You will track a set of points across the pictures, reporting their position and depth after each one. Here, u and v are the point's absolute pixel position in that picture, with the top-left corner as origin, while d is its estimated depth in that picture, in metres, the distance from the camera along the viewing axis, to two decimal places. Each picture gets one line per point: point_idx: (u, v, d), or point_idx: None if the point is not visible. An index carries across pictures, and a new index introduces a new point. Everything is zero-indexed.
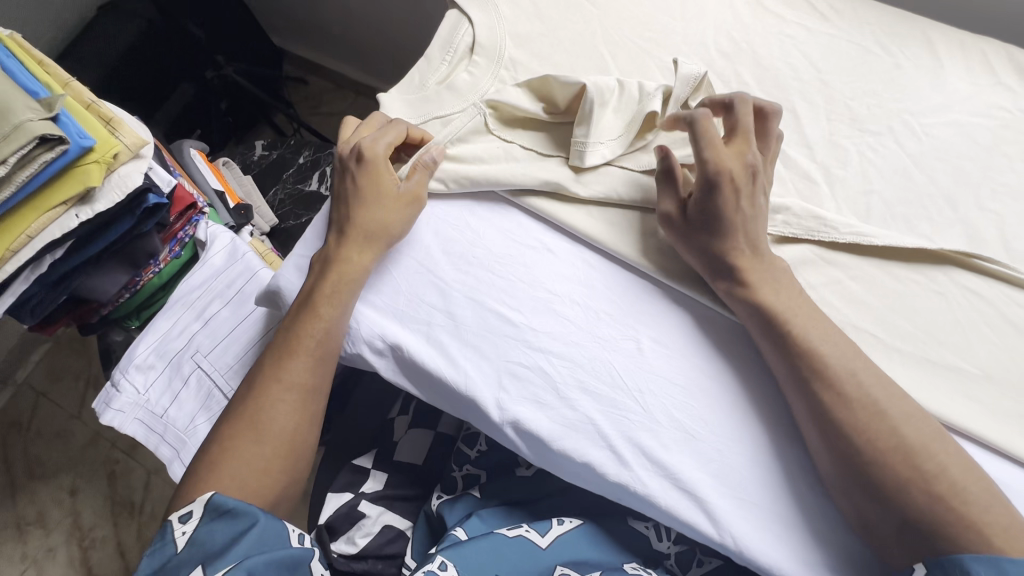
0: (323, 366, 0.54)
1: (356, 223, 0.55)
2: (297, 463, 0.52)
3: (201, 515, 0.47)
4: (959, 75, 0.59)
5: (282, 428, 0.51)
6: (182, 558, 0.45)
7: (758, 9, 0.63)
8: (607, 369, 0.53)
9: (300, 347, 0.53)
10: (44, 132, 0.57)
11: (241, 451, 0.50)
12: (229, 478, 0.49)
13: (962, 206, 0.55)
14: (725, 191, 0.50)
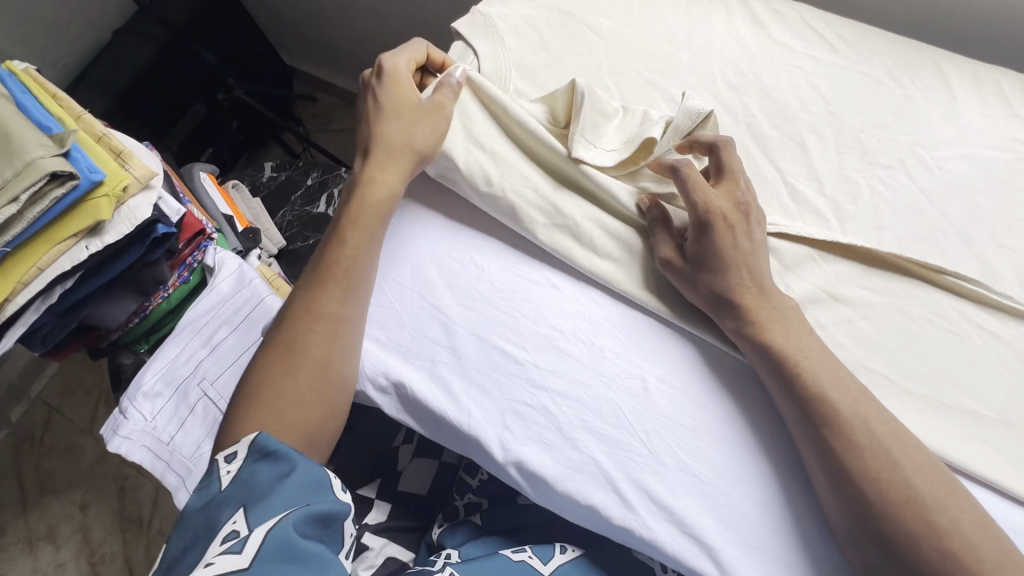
0: (356, 291, 0.54)
1: (378, 136, 0.57)
2: (333, 387, 0.52)
3: (247, 456, 0.47)
4: (972, 107, 0.58)
5: (318, 356, 0.52)
6: (225, 497, 0.45)
7: (766, 40, 0.63)
8: (611, 409, 0.52)
9: (330, 274, 0.54)
10: (55, 169, 0.58)
11: (281, 384, 0.51)
12: (272, 410, 0.50)
13: (976, 242, 0.53)
14: (720, 229, 0.51)
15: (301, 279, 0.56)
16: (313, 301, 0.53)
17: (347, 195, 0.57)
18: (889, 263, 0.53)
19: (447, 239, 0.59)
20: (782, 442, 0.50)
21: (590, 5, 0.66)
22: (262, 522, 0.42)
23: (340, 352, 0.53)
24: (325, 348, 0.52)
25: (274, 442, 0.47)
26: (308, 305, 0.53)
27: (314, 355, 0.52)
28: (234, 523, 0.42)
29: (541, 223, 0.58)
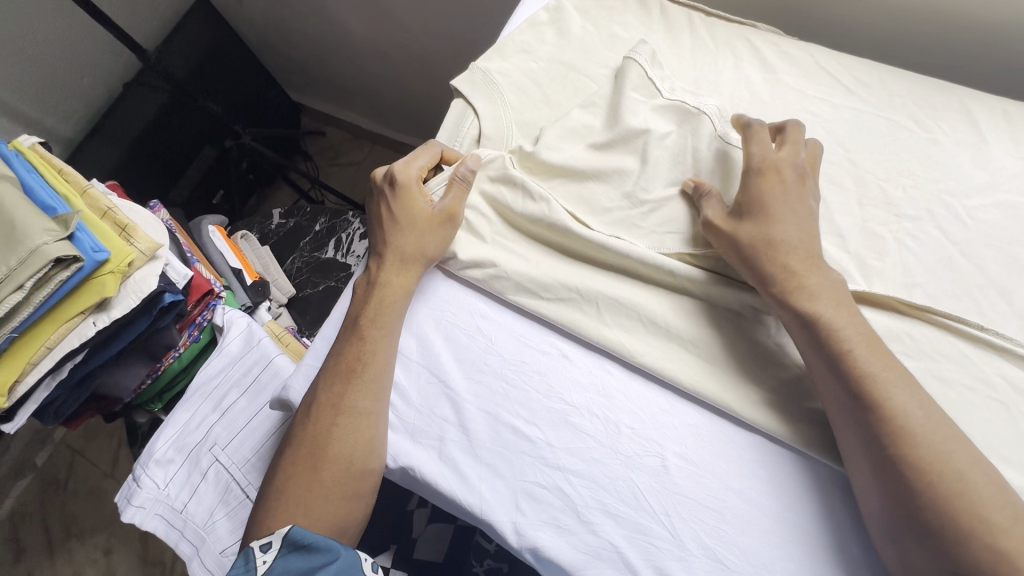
0: (379, 387, 0.53)
1: (392, 246, 0.57)
2: (362, 486, 0.51)
3: (281, 546, 0.47)
4: (1005, 148, 0.54)
5: (345, 451, 0.51)
6: None
7: (777, 85, 0.60)
8: (630, 490, 0.49)
9: (351, 366, 0.53)
10: (59, 255, 0.58)
11: (309, 480, 0.51)
12: (303, 505, 0.50)
13: (1018, 298, 0.50)
14: (771, 179, 0.51)
15: (323, 368, 0.55)
16: (336, 396, 0.52)
17: (362, 292, 0.57)
18: (921, 323, 0.50)
19: (454, 316, 0.57)
20: (814, 519, 0.47)
21: (591, 55, 0.64)
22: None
23: (367, 444, 0.51)
24: (350, 443, 0.51)
25: (309, 535, 0.46)
26: (331, 402, 0.53)
27: (339, 452, 0.51)
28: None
29: (547, 292, 0.56)
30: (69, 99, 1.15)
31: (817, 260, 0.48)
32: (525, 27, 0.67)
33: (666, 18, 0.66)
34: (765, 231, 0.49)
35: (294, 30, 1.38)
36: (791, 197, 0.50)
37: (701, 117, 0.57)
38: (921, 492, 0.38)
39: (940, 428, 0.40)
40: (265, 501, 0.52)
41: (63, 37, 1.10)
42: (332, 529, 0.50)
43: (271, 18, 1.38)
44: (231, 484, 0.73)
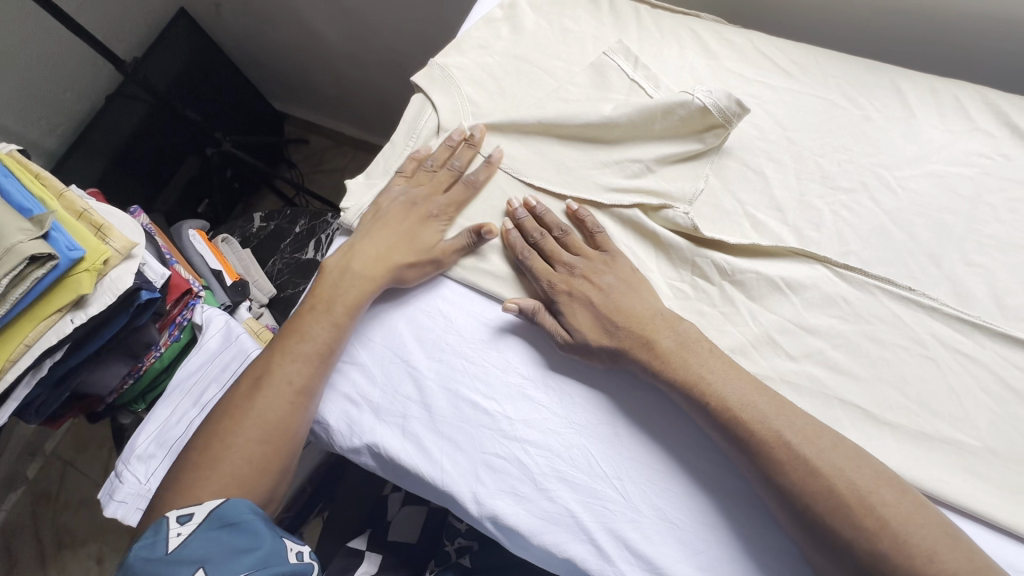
0: (318, 373, 0.55)
1: (374, 255, 0.58)
2: (284, 464, 0.52)
3: (202, 519, 0.46)
4: (933, 122, 0.57)
5: (270, 422, 0.52)
6: (172, 557, 0.43)
7: (719, 71, 0.63)
8: (585, 458, 0.52)
9: (312, 347, 0.55)
10: (34, 253, 0.60)
11: (232, 450, 0.50)
12: (227, 471, 0.49)
13: (946, 262, 0.52)
14: (563, 298, 0.55)
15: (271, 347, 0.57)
16: (297, 378, 0.54)
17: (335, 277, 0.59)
18: (857, 288, 0.52)
19: (415, 308, 0.59)
20: None
21: (545, 49, 0.67)
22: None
23: (297, 423, 0.53)
24: (278, 415, 0.53)
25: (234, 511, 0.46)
26: (283, 377, 0.54)
27: (263, 418, 0.52)
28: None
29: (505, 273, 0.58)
30: (52, 112, 1.18)
31: (666, 318, 0.52)
32: (481, 24, 0.70)
33: (615, 11, 0.69)
34: (601, 327, 0.53)
35: (272, 40, 1.42)
36: (598, 296, 0.54)
37: (685, 96, 0.56)
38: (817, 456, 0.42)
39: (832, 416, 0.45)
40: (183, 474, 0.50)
41: (44, 52, 1.13)
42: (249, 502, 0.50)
43: (250, 29, 1.41)
44: None
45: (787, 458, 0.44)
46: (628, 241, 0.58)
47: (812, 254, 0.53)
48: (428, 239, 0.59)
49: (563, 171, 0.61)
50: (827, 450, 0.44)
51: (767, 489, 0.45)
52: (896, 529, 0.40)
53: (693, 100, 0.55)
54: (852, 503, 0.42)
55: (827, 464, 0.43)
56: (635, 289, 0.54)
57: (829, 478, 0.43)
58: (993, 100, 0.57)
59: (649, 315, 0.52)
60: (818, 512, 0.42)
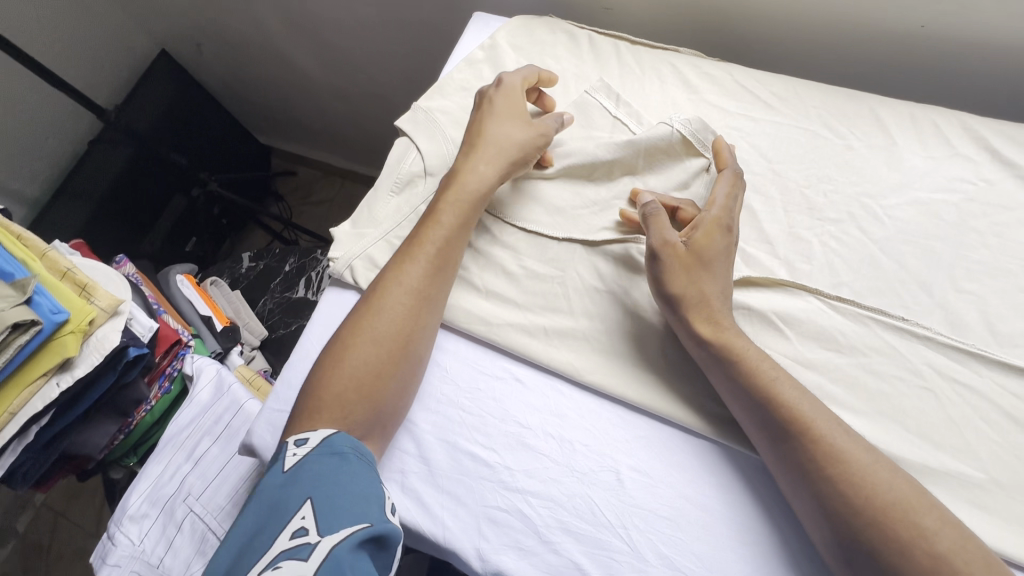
0: (438, 278, 0.55)
1: (487, 140, 0.59)
2: (408, 369, 0.53)
3: (316, 445, 0.46)
4: (914, 150, 0.58)
5: (395, 325, 0.52)
6: (288, 480, 0.43)
7: (701, 104, 0.63)
8: (587, 507, 0.51)
9: (430, 251, 0.55)
10: (17, 320, 0.59)
11: (361, 356, 0.51)
12: (350, 380, 0.50)
13: (937, 290, 0.52)
14: (671, 263, 0.52)
15: (399, 251, 0.56)
16: (421, 286, 0.54)
17: (457, 185, 0.57)
18: (851, 319, 0.52)
19: None
20: (764, 519, 0.49)
21: None
22: (331, 534, 0.39)
23: (420, 330, 0.53)
24: (402, 323, 0.53)
25: (348, 441, 0.47)
26: (407, 286, 0.53)
27: (388, 320, 0.52)
28: (302, 519, 0.40)
29: (498, 317, 0.57)
30: (35, 161, 1.17)
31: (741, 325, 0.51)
32: (463, 66, 0.70)
33: (595, 49, 0.69)
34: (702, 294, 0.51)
35: (255, 77, 1.42)
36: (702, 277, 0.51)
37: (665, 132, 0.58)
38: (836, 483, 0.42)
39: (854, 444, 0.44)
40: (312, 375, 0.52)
41: (23, 101, 1.12)
42: (370, 414, 0.50)
43: (233, 67, 1.41)
44: (207, 534, 0.72)
45: (821, 471, 0.43)
46: (621, 280, 0.58)
47: (802, 286, 0.53)
48: (518, 121, 0.59)
49: (554, 214, 0.60)
50: (858, 463, 0.42)
51: (811, 501, 0.43)
52: (938, 545, 0.39)
53: (673, 132, 0.59)
54: (893, 516, 0.40)
55: (865, 476, 0.42)
56: (708, 266, 0.51)
57: (871, 489, 0.41)
58: (971, 125, 0.58)
59: (698, 298, 0.51)
60: (858, 528, 0.41)
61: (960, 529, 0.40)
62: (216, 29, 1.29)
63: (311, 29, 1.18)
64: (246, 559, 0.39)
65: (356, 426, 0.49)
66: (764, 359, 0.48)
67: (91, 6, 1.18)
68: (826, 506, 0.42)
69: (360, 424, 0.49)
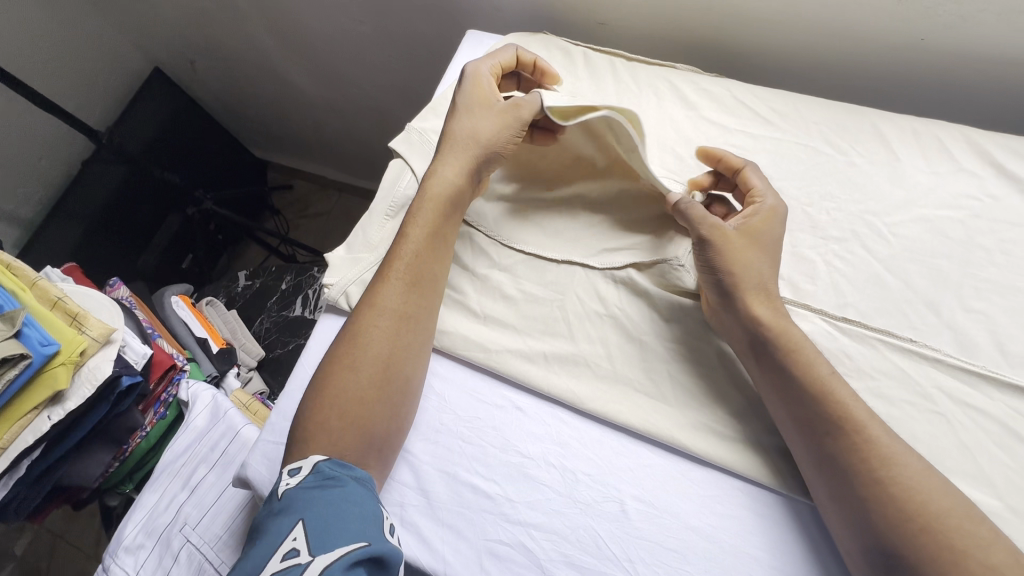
0: (413, 292, 0.53)
1: (453, 144, 0.57)
2: (393, 388, 0.51)
3: (309, 471, 0.46)
4: (917, 166, 0.56)
5: (374, 347, 0.51)
6: (282, 505, 0.44)
7: (699, 121, 0.62)
8: (591, 538, 0.49)
9: (402, 268, 0.54)
10: (6, 354, 0.58)
11: (344, 383, 0.50)
12: (335, 407, 0.49)
13: (945, 310, 0.51)
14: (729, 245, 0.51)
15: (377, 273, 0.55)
16: (401, 306, 0.53)
17: (432, 198, 0.56)
18: (858, 341, 0.51)
19: None
20: (775, 550, 0.48)
21: None
22: (323, 556, 0.40)
23: (400, 348, 0.52)
24: (386, 345, 0.51)
25: (335, 468, 0.46)
26: (384, 307, 0.52)
27: (366, 344, 0.51)
28: (294, 540, 0.41)
29: (497, 344, 0.56)
30: (29, 182, 1.16)
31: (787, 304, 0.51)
32: None
33: (590, 65, 0.68)
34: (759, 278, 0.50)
35: (249, 93, 1.41)
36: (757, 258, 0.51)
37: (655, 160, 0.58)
38: (886, 499, 0.40)
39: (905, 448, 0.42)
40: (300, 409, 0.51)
41: (15, 123, 1.11)
42: (362, 440, 0.49)
43: (226, 83, 1.41)
44: (203, 565, 0.70)
45: (869, 481, 0.41)
46: (623, 302, 0.56)
47: (806, 307, 0.52)
48: (484, 113, 0.58)
49: (551, 236, 0.60)
50: (906, 470, 0.41)
51: (858, 521, 0.41)
52: (992, 561, 0.37)
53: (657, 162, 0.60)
54: (941, 529, 0.38)
55: (915, 486, 0.40)
56: (762, 246, 0.51)
57: (918, 499, 0.40)
58: (974, 140, 0.57)
59: (757, 282, 0.50)
60: (902, 544, 0.39)
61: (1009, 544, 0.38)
62: (209, 46, 1.28)
63: (305, 45, 1.17)
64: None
65: (350, 453, 0.48)
66: (817, 361, 0.47)
67: (83, 26, 1.17)
68: (876, 525, 0.40)
69: (354, 451, 0.48)
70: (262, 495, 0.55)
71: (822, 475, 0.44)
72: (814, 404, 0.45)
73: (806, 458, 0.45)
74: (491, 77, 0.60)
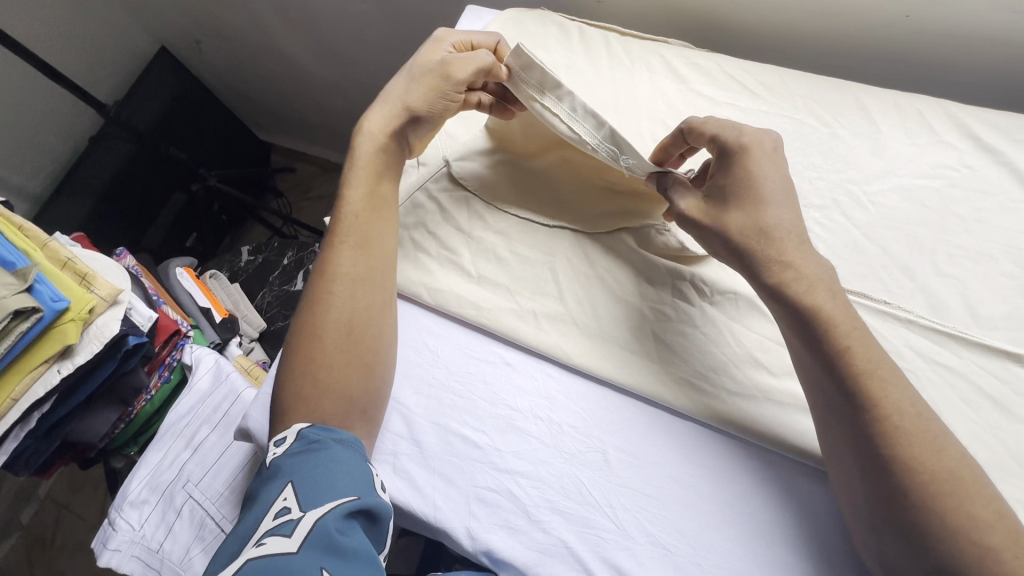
0: (367, 254, 0.55)
1: (397, 116, 0.58)
2: (361, 351, 0.53)
3: (294, 441, 0.48)
4: (897, 137, 0.58)
5: (337, 315, 0.53)
6: (273, 473, 0.46)
7: (689, 94, 0.64)
8: (576, 486, 0.52)
9: (355, 236, 0.56)
10: (19, 307, 0.60)
11: (312, 349, 0.52)
12: (308, 378, 0.51)
13: (919, 274, 0.53)
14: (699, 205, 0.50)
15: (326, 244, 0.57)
16: (355, 269, 0.54)
17: (376, 167, 0.57)
18: None
19: (415, 318, 0.60)
20: (751, 497, 0.50)
21: None
22: (314, 510, 0.42)
23: (359, 310, 0.53)
24: (347, 309, 0.53)
25: (320, 432, 0.48)
26: (339, 274, 0.54)
27: (329, 314, 0.53)
28: (285, 501, 0.43)
29: (489, 303, 0.58)
30: (38, 157, 1.19)
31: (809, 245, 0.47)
32: None
33: (585, 40, 0.70)
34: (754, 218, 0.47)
35: (253, 73, 1.43)
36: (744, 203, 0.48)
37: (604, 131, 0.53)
38: (889, 468, 0.40)
39: (923, 422, 0.41)
40: (279, 375, 0.53)
41: (25, 97, 1.14)
42: (340, 406, 0.51)
43: (232, 63, 1.42)
44: (205, 520, 0.73)
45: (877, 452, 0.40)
46: (611, 265, 0.59)
47: None
48: (425, 87, 0.57)
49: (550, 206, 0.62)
50: (915, 428, 0.40)
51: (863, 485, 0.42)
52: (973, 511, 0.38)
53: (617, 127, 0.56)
54: (941, 490, 0.38)
55: (926, 461, 0.39)
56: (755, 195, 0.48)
57: (923, 459, 0.39)
58: (953, 112, 0.58)
59: (758, 231, 0.47)
60: (908, 504, 0.39)
61: (995, 500, 0.39)
62: (215, 26, 1.30)
63: (309, 25, 1.19)
64: (241, 541, 0.43)
65: (332, 417, 0.50)
66: (846, 319, 0.44)
67: (92, 3, 1.19)
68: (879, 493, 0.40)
69: (334, 415, 0.51)
70: (262, 444, 0.58)
71: (835, 440, 0.44)
72: (824, 364, 0.43)
73: (829, 419, 0.44)
74: (454, 48, 0.59)
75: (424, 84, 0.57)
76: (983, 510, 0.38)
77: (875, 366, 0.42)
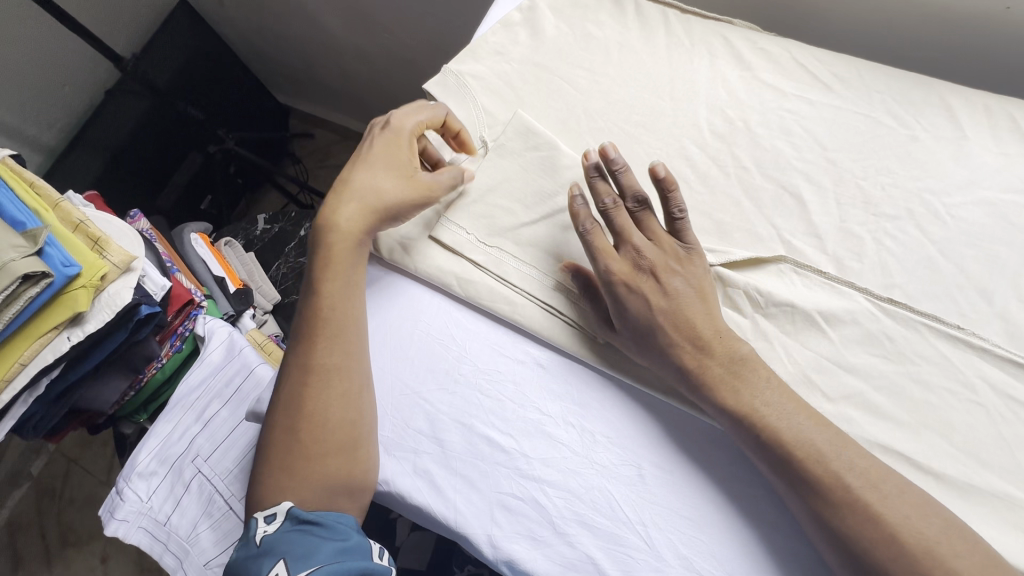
0: (342, 340, 0.51)
1: (360, 201, 0.53)
2: (343, 443, 0.49)
3: (281, 517, 0.48)
4: (984, 144, 0.53)
5: (318, 414, 0.49)
6: (262, 552, 0.46)
7: (753, 83, 0.59)
8: (607, 501, 0.49)
9: (332, 321, 0.51)
10: (27, 272, 0.57)
11: (288, 443, 0.49)
12: (285, 469, 0.49)
13: (998, 298, 0.48)
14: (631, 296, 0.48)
15: (298, 331, 0.52)
16: (331, 359, 0.50)
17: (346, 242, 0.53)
18: (903, 325, 0.49)
19: (444, 308, 0.57)
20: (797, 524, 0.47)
21: (565, 56, 0.63)
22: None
23: (333, 406, 0.49)
24: (323, 404, 0.49)
25: (315, 512, 0.47)
26: (316, 366, 0.50)
27: (314, 408, 0.49)
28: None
29: (523, 299, 0.54)
30: (52, 109, 1.15)
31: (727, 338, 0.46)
32: (498, 28, 0.65)
33: (640, 16, 0.64)
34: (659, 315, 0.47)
35: (275, 32, 1.37)
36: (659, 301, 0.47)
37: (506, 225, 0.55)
38: (846, 531, 0.39)
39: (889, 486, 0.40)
40: (257, 455, 0.51)
41: (40, 47, 1.09)
42: (322, 492, 0.48)
43: (253, 21, 1.36)
44: (213, 496, 0.72)
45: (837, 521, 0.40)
46: None
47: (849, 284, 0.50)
48: (393, 184, 0.53)
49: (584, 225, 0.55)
50: (866, 500, 0.40)
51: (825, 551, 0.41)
52: None
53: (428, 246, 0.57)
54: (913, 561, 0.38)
55: (879, 527, 0.39)
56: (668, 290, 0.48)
57: (875, 537, 0.39)
58: None
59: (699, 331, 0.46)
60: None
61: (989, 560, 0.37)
62: None
63: None
64: None
65: (320, 500, 0.48)
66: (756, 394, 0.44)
67: None
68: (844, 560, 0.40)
69: (320, 497, 0.48)
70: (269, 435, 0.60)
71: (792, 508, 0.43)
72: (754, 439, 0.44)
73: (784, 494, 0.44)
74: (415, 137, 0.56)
75: (393, 178, 0.54)
76: (949, 565, 0.37)
77: (808, 441, 0.42)
